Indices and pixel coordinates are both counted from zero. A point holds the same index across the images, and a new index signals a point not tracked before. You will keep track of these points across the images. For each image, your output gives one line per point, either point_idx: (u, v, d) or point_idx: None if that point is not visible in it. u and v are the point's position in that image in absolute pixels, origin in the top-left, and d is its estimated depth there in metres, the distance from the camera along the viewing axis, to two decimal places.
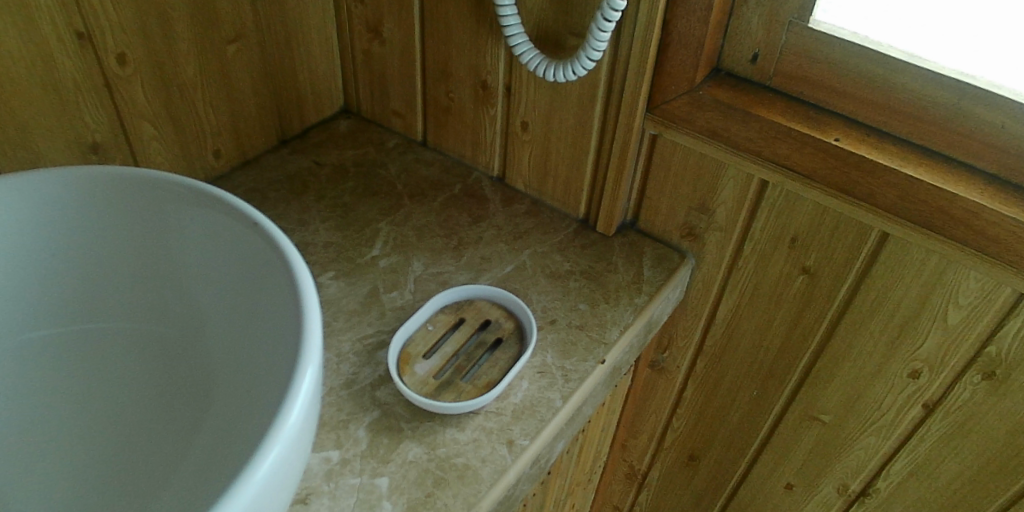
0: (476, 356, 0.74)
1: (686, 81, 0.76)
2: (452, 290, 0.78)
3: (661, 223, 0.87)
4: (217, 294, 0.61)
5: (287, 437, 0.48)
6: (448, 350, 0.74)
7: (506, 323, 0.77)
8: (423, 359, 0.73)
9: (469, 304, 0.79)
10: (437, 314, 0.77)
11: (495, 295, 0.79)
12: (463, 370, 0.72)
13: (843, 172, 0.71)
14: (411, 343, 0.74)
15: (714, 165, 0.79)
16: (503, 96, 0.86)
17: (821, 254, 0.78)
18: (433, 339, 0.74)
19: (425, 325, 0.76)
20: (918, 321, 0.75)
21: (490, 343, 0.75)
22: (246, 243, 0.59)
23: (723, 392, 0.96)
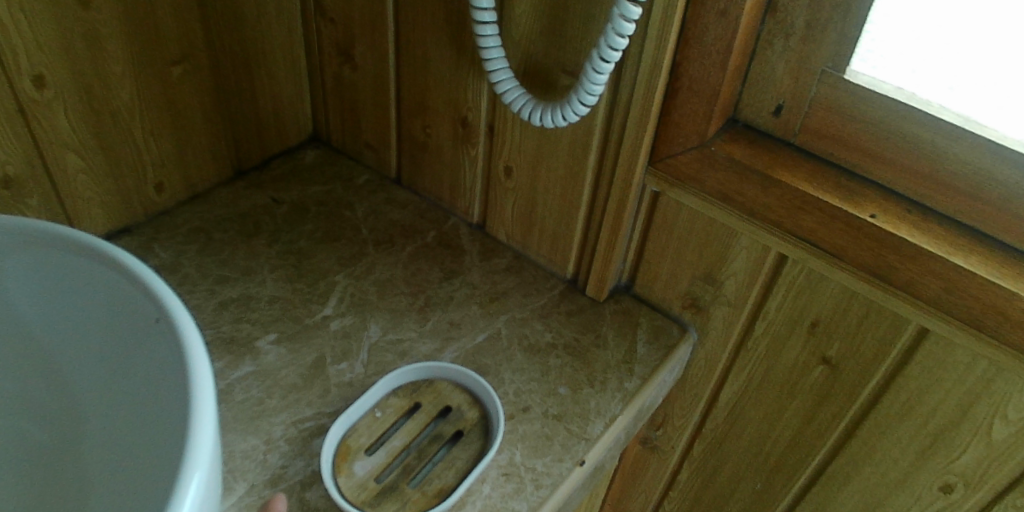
0: (429, 452, 0.62)
1: (695, 133, 0.64)
2: (409, 367, 0.67)
3: (660, 290, 0.76)
4: (106, 379, 0.50)
5: None
6: (397, 446, 0.62)
7: (470, 411, 0.66)
8: (365, 454, 0.61)
9: (429, 385, 0.67)
10: (388, 397, 0.65)
11: (460, 375, 0.67)
12: (412, 472, 0.61)
13: (878, 254, 0.60)
14: (353, 433, 0.62)
15: (724, 232, 0.68)
16: (484, 137, 0.75)
17: (845, 345, 0.67)
18: (379, 430, 0.63)
19: (372, 412, 0.64)
20: (957, 433, 0.64)
21: (449, 436, 0.64)
22: (140, 317, 0.49)
23: (721, 480, 0.84)
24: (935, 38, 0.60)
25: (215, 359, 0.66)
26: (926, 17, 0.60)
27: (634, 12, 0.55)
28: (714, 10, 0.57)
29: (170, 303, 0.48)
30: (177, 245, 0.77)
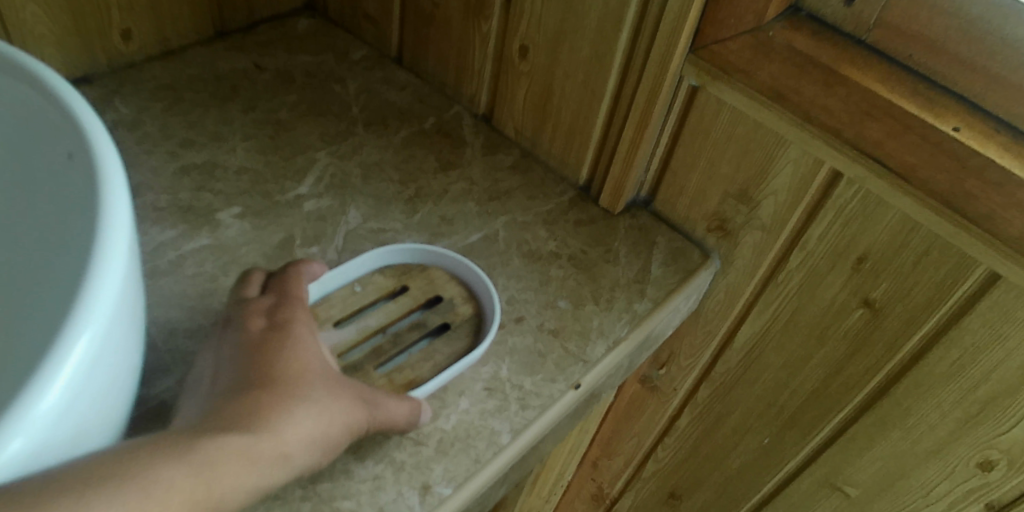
0: (406, 339, 0.55)
1: (751, 15, 0.56)
2: (402, 247, 0.59)
3: (685, 208, 0.66)
4: (10, 227, 0.41)
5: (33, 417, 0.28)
6: (370, 325, 0.55)
7: (465, 305, 0.58)
8: (334, 327, 0.54)
9: (422, 270, 0.59)
10: (372, 275, 0.58)
11: (459, 264, 0.59)
12: (383, 356, 0.53)
13: (956, 178, 0.50)
14: (325, 303, 0.55)
15: (770, 142, 0.58)
16: (501, 8, 0.64)
17: (894, 286, 0.57)
18: (352, 307, 0.56)
19: (349, 286, 0.57)
20: (1010, 400, 0.55)
21: (433, 326, 0.56)
22: (51, 139, 0.40)
23: (725, 431, 0.76)
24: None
25: (166, 228, 0.57)
26: None
27: None
28: None
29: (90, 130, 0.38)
30: (140, 102, 0.67)
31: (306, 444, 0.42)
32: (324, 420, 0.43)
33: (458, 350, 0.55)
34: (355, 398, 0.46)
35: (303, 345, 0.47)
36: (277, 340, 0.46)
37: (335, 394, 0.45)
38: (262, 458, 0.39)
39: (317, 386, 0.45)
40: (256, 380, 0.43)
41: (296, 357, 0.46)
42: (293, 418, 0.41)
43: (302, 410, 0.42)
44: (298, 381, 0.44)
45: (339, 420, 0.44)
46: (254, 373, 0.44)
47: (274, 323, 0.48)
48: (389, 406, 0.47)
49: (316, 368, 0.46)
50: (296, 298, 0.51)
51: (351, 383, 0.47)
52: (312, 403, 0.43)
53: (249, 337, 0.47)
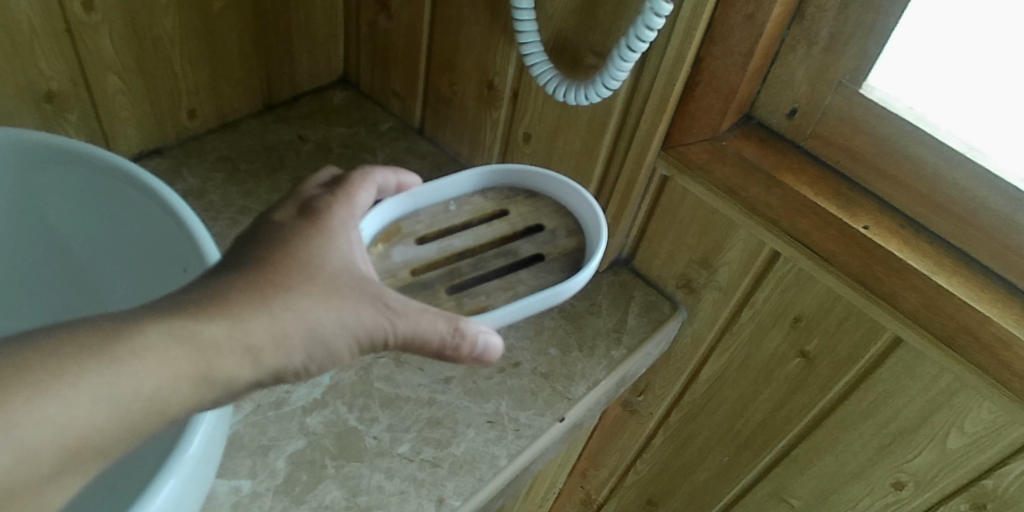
0: (489, 266, 0.60)
1: (709, 127, 0.67)
2: (509, 167, 0.65)
3: (658, 268, 0.79)
4: None
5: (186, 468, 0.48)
6: (453, 244, 0.60)
7: (563, 237, 0.63)
8: (421, 241, 0.60)
9: (520, 199, 0.65)
10: (475, 198, 0.65)
11: (567, 193, 0.65)
12: (458, 278, 0.58)
13: (865, 264, 0.62)
14: (428, 214, 0.62)
15: (724, 223, 0.71)
16: (508, 101, 0.77)
17: (824, 342, 0.70)
18: (446, 223, 0.62)
19: (446, 206, 0.63)
20: (915, 435, 0.68)
21: (524, 254, 0.61)
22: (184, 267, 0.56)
23: (692, 449, 0.90)
24: (956, 39, 0.61)
25: None
26: (947, 41, 0.61)
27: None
28: (741, 14, 0.60)
29: (206, 254, 0.54)
30: (205, 172, 0.81)
31: (294, 342, 0.43)
32: (326, 320, 0.44)
33: (543, 279, 0.60)
34: (371, 307, 0.45)
35: (336, 243, 0.46)
36: (300, 228, 0.46)
37: (349, 300, 0.45)
38: (235, 352, 0.40)
39: (331, 285, 0.44)
40: (261, 262, 0.43)
41: (320, 253, 0.45)
42: (286, 314, 0.42)
43: (296, 308, 0.42)
44: (302, 273, 0.43)
45: (341, 324, 0.44)
46: (261, 256, 0.44)
47: (315, 212, 0.47)
48: (417, 321, 0.46)
49: (340, 267, 0.45)
50: (350, 196, 0.50)
51: (377, 289, 0.46)
52: (316, 302, 0.43)
53: (282, 221, 0.46)
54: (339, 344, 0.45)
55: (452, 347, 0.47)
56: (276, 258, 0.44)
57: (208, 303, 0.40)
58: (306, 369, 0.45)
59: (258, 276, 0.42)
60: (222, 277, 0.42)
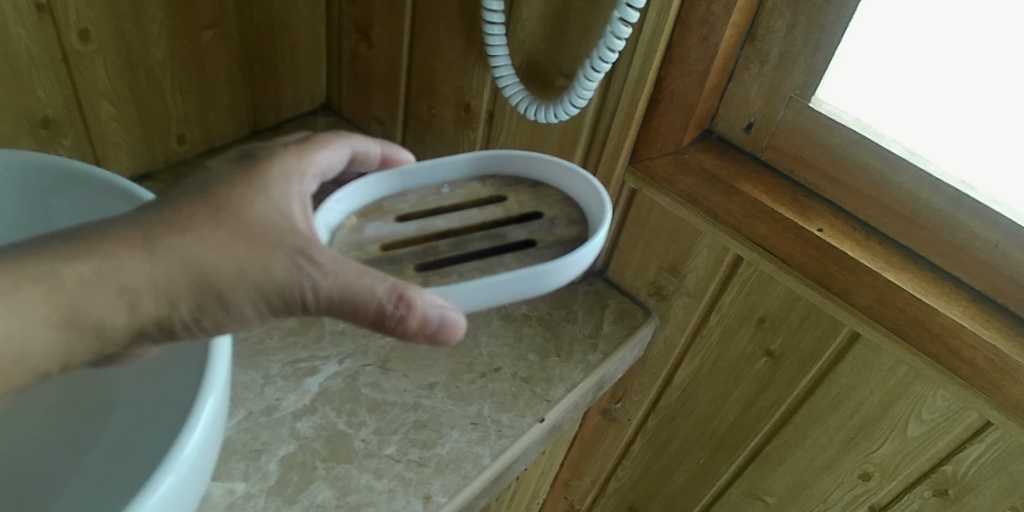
0: (469, 246, 0.62)
1: (672, 141, 0.71)
2: (515, 157, 0.69)
3: (630, 277, 0.83)
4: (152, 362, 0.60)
5: (181, 465, 0.49)
6: (436, 224, 0.64)
7: (560, 227, 0.65)
8: (403, 218, 0.64)
9: (520, 188, 0.68)
10: (472, 184, 0.68)
11: (579, 187, 0.67)
12: (432, 256, 0.61)
13: (821, 264, 0.67)
14: (420, 195, 0.67)
15: (690, 231, 0.75)
16: (484, 123, 0.81)
17: (788, 341, 0.74)
18: (431, 205, 0.66)
19: (439, 189, 0.67)
20: (878, 426, 0.71)
21: (514, 239, 0.63)
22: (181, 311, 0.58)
23: (670, 453, 0.93)
24: (901, 51, 0.65)
25: None
26: (888, 55, 0.66)
27: (630, 17, 0.61)
28: (697, 36, 0.64)
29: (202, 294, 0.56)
30: None
31: (179, 285, 0.46)
32: (223, 267, 0.47)
33: (525, 261, 0.61)
34: (285, 260, 0.47)
35: (267, 193, 0.49)
36: (230, 180, 0.49)
37: (254, 248, 0.47)
38: (109, 291, 0.44)
39: (239, 231, 0.47)
40: (176, 206, 0.47)
41: (244, 200, 0.48)
42: (174, 255, 0.46)
43: (186, 251, 0.46)
44: (207, 221, 0.47)
45: (240, 271, 0.47)
46: (178, 201, 0.48)
47: (256, 163, 0.51)
48: (338, 281, 0.47)
49: (261, 215, 0.48)
50: (303, 154, 0.53)
51: (297, 243, 0.48)
52: (215, 246, 0.46)
53: (220, 170, 0.50)
54: (240, 292, 0.48)
55: (394, 314, 0.47)
56: (191, 202, 0.47)
57: (95, 240, 0.45)
58: (197, 320, 0.48)
59: (163, 216, 0.46)
60: (133, 213, 0.47)
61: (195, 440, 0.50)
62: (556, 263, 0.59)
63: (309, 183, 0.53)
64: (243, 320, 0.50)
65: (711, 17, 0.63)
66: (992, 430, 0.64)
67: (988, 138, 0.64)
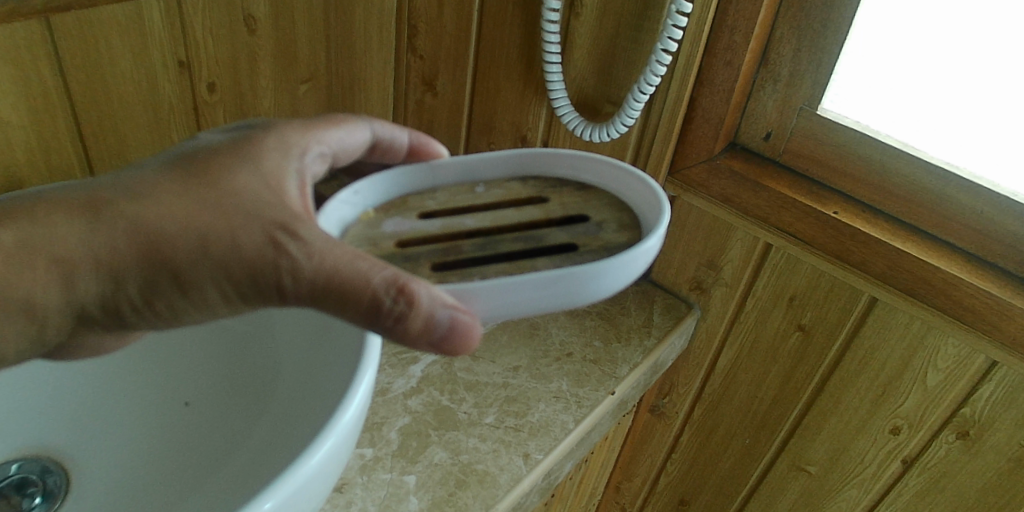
0: (497, 247, 0.61)
1: (705, 150, 0.85)
2: (561, 158, 0.69)
3: (673, 276, 0.95)
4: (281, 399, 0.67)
5: (342, 430, 0.54)
6: (463, 223, 0.63)
7: (608, 231, 0.64)
8: (423, 214, 0.65)
9: (565, 190, 0.69)
10: (511, 184, 0.69)
11: (633, 190, 0.67)
12: (453, 256, 0.60)
13: (840, 240, 0.79)
14: (450, 191, 0.67)
15: (725, 227, 0.88)
16: None
17: (816, 314, 0.86)
18: (460, 203, 0.66)
19: (473, 188, 0.68)
20: (901, 381, 0.83)
21: (552, 243, 0.62)
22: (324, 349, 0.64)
23: (717, 439, 1.03)
24: (894, 63, 0.79)
25: None
26: (880, 66, 0.80)
27: (670, 47, 0.76)
28: (722, 61, 0.79)
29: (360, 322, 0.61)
30: None
31: (125, 258, 0.50)
32: (178, 239, 0.50)
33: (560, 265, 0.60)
34: (260, 235, 0.50)
35: (256, 165, 0.52)
36: (217, 156, 0.52)
37: (219, 219, 0.50)
38: (43, 266, 0.50)
39: (209, 199, 0.50)
40: (154, 175, 0.51)
41: (229, 174, 0.51)
42: (121, 223, 0.50)
43: (137, 221, 0.50)
44: (179, 193, 0.50)
45: (197, 243, 0.50)
46: (159, 172, 0.52)
47: (253, 138, 0.54)
48: (329, 260, 0.48)
49: (239, 185, 0.51)
50: (307, 131, 0.57)
51: (278, 219, 0.50)
52: (183, 214, 0.50)
53: (215, 143, 0.54)
54: (202, 271, 0.50)
55: (392, 308, 0.48)
56: (166, 172, 0.52)
57: (40, 208, 0.50)
58: (149, 302, 0.52)
59: (129, 185, 0.51)
60: (109, 179, 0.52)
61: (354, 410, 0.55)
62: (589, 268, 0.58)
63: (310, 160, 0.56)
64: (208, 306, 0.53)
65: (733, 45, 0.78)
66: (999, 369, 0.75)
67: (970, 130, 0.77)
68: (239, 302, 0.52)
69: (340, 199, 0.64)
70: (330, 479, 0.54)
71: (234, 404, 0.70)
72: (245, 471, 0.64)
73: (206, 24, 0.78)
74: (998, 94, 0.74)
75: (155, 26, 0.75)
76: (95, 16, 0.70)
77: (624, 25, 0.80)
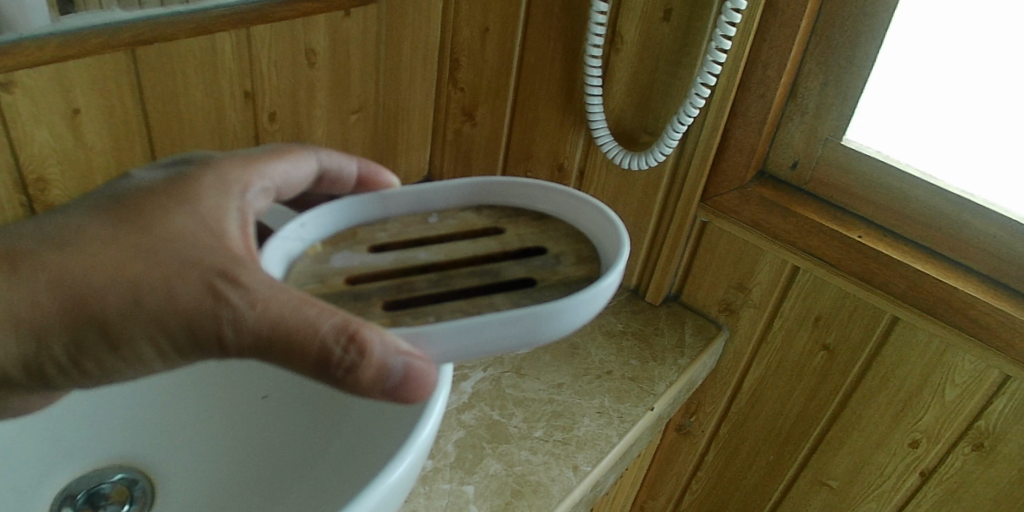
0: (454, 283, 0.59)
1: (737, 178, 0.90)
2: (517, 188, 0.68)
3: (702, 298, 1.00)
4: (343, 422, 0.71)
5: (417, 449, 0.60)
6: (416, 256, 0.62)
7: (565, 265, 0.62)
8: (373, 249, 0.63)
9: (521, 220, 0.67)
10: (465, 214, 0.67)
11: (589, 219, 0.66)
12: (407, 292, 0.58)
13: (865, 263, 0.84)
14: (401, 222, 0.66)
15: (754, 251, 0.93)
16: (575, 179, 1.00)
17: (841, 334, 0.91)
18: (412, 235, 0.65)
19: (426, 219, 0.67)
20: (921, 397, 0.87)
21: (509, 278, 0.60)
22: None
23: (742, 457, 1.07)
24: (913, 97, 0.85)
25: None
26: (901, 100, 0.85)
27: (709, 81, 0.81)
28: (755, 94, 0.84)
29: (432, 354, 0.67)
30: None
31: (52, 316, 0.51)
32: (108, 290, 0.51)
33: (517, 302, 0.57)
34: (196, 285, 0.50)
35: (194, 206, 0.54)
36: (154, 202, 0.53)
37: (151, 266, 0.51)
38: None
39: (143, 246, 0.51)
40: (86, 225, 0.52)
41: (164, 220, 0.52)
42: (48, 276, 0.51)
43: (64, 269, 0.51)
44: (113, 242, 0.52)
45: (127, 292, 0.51)
46: (92, 220, 0.53)
47: (190, 180, 0.55)
48: (269, 306, 0.49)
49: (174, 229, 0.52)
50: (248, 168, 0.58)
51: (216, 264, 0.51)
52: (116, 263, 0.51)
53: (151, 187, 0.55)
54: (134, 325, 0.51)
55: (341, 358, 0.48)
56: (100, 219, 0.53)
57: None
58: (77, 361, 0.53)
59: (63, 231, 0.52)
60: (40, 225, 0.53)
61: (428, 431, 0.61)
62: (547, 308, 0.55)
63: (252, 196, 0.57)
64: (141, 360, 0.53)
65: (766, 80, 0.83)
66: (1013, 383, 0.80)
67: (986, 161, 0.82)
68: (175, 356, 0.53)
69: (284, 234, 0.62)
70: (402, 494, 0.60)
71: (290, 426, 0.74)
72: (315, 485, 0.67)
73: (271, 55, 0.83)
74: (1011, 127, 0.80)
75: (225, 57, 0.79)
76: (176, 48, 0.75)
77: (663, 60, 0.86)
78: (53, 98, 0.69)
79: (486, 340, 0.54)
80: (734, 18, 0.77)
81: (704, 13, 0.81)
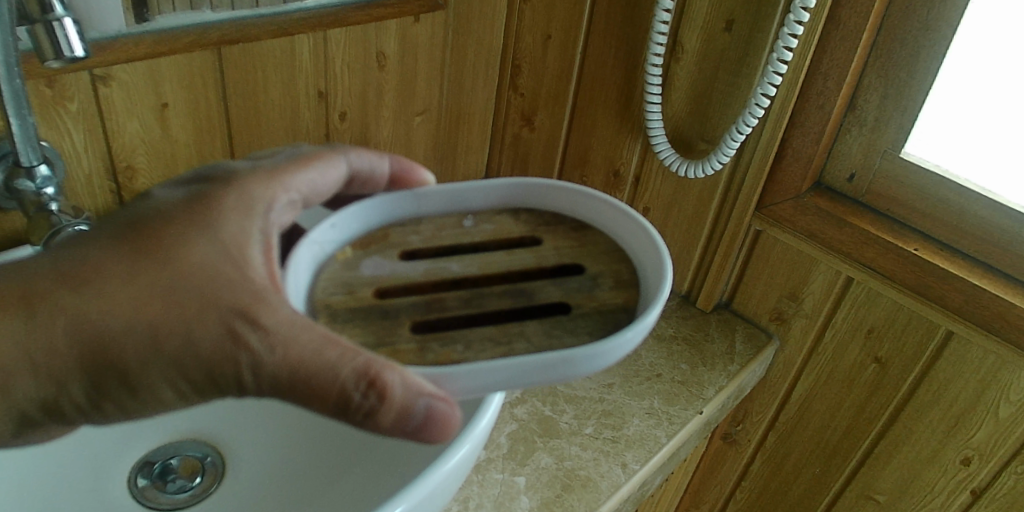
0: (486, 304, 0.56)
1: (793, 188, 0.91)
2: (561, 191, 0.65)
3: (754, 306, 1.01)
4: None
5: (473, 442, 0.61)
6: (448, 268, 0.58)
7: (603, 291, 0.58)
8: (403, 257, 0.60)
9: (560, 229, 0.64)
10: (502, 217, 0.65)
11: (631, 235, 0.62)
12: (436, 310, 0.55)
13: (918, 275, 0.84)
14: (437, 223, 0.63)
15: (807, 262, 0.94)
16: (631, 184, 1.02)
17: (893, 347, 0.91)
18: (445, 241, 0.62)
19: (462, 221, 0.64)
20: (973, 413, 0.87)
21: (545, 301, 0.57)
22: None
23: (788, 468, 1.08)
24: (976, 110, 0.85)
25: None
26: (963, 113, 0.85)
27: (769, 91, 0.82)
28: (814, 105, 0.85)
29: None
30: None
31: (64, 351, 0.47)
32: (125, 336, 0.47)
33: (550, 332, 0.54)
34: (218, 327, 0.47)
35: (212, 232, 0.49)
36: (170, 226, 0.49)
37: (172, 308, 0.47)
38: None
39: (162, 280, 0.47)
40: (94, 257, 0.48)
41: (184, 248, 0.48)
42: (61, 319, 0.46)
43: (81, 312, 0.47)
44: (128, 276, 0.47)
45: (148, 337, 0.47)
46: (102, 248, 0.48)
47: (210, 198, 0.51)
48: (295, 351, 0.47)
49: (194, 260, 0.48)
50: (272, 181, 0.54)
51: (238, 305, 0.47)
52: (134, 303, 0.47)
53: (168, 207, 0.50)
54: (155, 367, 0.48)
55: (361, 402, 0.46)
56: (113, 247, 0.48)
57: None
58: (96, 402, 0.50)
59: (68, 268, 0.47)
60: (44, 258, 0.48)
61: (485, 424, 0.62)
62: (588, 352, 0.51)
63: (276, 214, 0.53)
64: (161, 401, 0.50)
65: (825, 91, 0.84)
66: None
67: None
68: (195, 396, 0.50)
69: (314, 238, 0.59)
70: (454, 485, 0.61)
71: None
72: (369, 471, 0.69)
73: (345, 57, 0.87)
74: None
75: (303, 57, 0.83)
76: (258, 49, 0.79)
77: (722, 69, 0.87)
78: (144, 93, 0.73)
79: (523, 381, 0.51)
80: (796, 29, 0.78)
81: (766, 24, 0.82)
